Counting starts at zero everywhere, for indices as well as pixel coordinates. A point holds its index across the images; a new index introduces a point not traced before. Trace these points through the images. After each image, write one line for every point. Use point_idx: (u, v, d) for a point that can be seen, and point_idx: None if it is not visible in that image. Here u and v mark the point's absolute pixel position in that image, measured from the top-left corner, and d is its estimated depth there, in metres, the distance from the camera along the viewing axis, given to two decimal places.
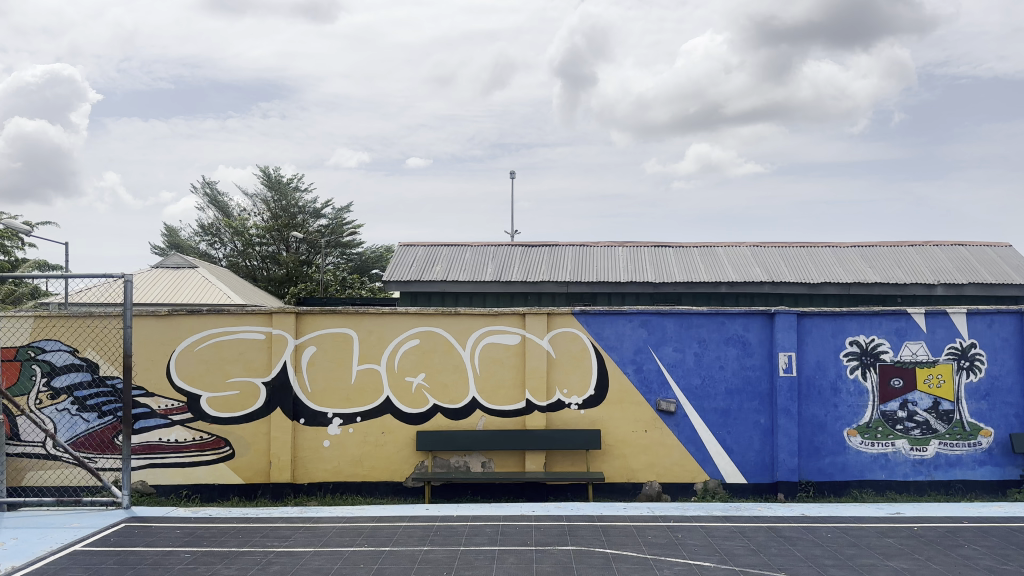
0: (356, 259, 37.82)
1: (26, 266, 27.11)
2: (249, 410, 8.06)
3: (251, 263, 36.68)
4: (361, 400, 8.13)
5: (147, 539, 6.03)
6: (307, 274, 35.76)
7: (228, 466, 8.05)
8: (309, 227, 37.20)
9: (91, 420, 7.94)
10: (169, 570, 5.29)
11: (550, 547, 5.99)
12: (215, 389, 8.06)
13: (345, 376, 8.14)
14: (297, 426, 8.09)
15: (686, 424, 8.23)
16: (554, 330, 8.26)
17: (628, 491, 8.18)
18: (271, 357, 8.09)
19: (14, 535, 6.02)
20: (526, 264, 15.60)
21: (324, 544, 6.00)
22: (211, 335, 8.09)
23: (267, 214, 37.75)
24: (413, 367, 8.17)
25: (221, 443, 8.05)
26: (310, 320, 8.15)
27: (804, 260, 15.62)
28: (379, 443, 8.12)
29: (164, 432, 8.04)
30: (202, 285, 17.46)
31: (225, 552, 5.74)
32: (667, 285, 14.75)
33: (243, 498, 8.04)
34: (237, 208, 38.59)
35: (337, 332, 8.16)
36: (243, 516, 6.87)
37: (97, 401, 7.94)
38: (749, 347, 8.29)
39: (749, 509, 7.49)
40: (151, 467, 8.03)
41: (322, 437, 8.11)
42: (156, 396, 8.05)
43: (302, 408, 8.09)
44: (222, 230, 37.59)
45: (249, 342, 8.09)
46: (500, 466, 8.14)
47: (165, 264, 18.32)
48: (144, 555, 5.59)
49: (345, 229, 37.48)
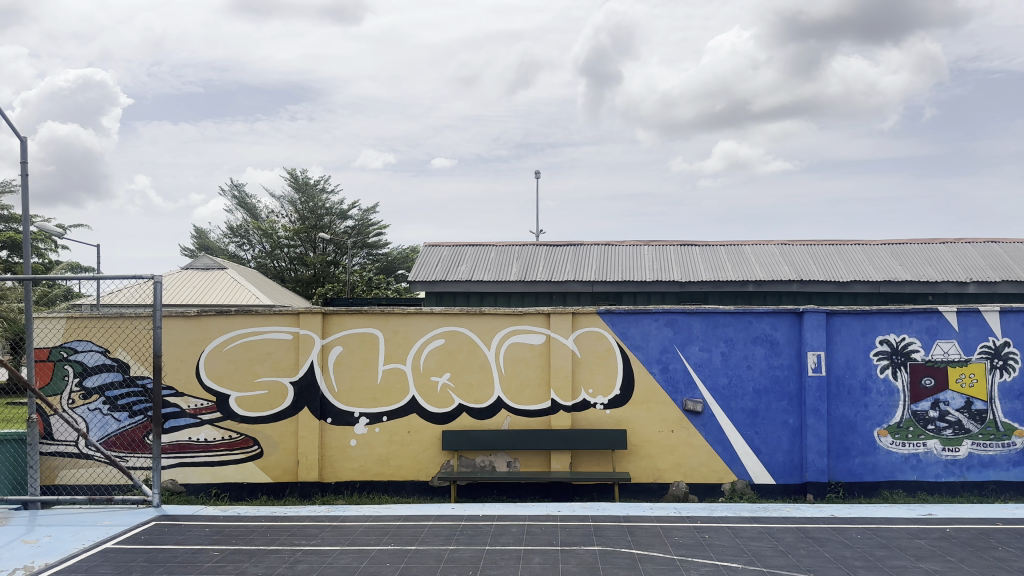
0: (382, 259, 38.10)
1: (61, 268, 27.74)
2: (277, 409, 8.14)
3: (279, 264, 37.08)
4: (387, 400, 8.17)
5: (177, 537, 6.11)
6: (334, 275, 36.08)
7: (256, 465, 8.13)
8: (336, 228, 37.53)
9: (122, 419, 8.06)
10: (199, 568, 5.36)
11: (576, 547, 5.97)
12: (243, 389, 8.15)
13: (371, 376, 8.18)
14: (324, 426, 8.15)
15: (713, 424, 8.16)
16: (579, 330, 8.23)
17: (654, 491, 8.13)
18: (299, 357, 8.16)
19: (48, 533, 6.13)
20: (550, 263, 15.59)
21: (351, 543, 6.04)
22: (239, 336, 8.18)
23: (294, 216, 38.12)
24: (438, 367, 8.19)
25: (249, 442, 8.14)
26: (336, 320, 8.21)
27: (833, 258, 15.42)
28: (405, 442, 8.15)
29: (194, 432, 8.14)
30: (231, 286, 17.69)
31: (253, 550, 5.80)
32: (694, 285, 14.65)
33: (272, 496, 8.12)
34: (265, 210, 39.07)
35: (362, 332, 8.21)
36: (271, 515, 6.93)
37: (128, 401, 8.06)
38: (777, 346, 8.20)
39: (777, 510, 7.41)
40: (180, 466, 8.13)
41: (349, 436, 8.16)
42: (186, 396, 8.15)
43: (329, 407, 8.15)
44: (250, 232, 38.08)
45: (277, 342, 8.17)
46: (526, 466, 8.14)
47: (195, 266, 18.59)
48: (174, 553, 5.67)
49: (371, 230, 37.74)
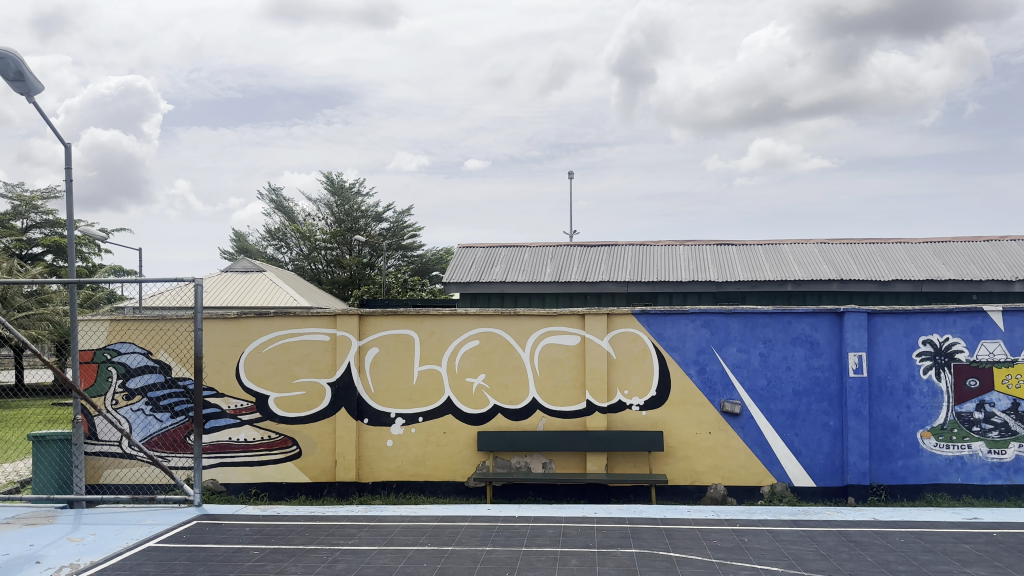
0: (417, 261, 38.37)
1: (104, 272, 28.41)
2: (315, 410, 8.22)
3: (316, 266, 37.55)
4: (423, 400, 8.20)
5: (218, 536, 6.20)
6: (370, 277, 36.42)
7: (295, 465, 8.23)
8: (371, 230, 37.88)
9: (164, 420, 8.21)
10: (239, 566, 5.43)
11: (613, 549, 5.94)
12: (282, 389, 8.26)
13: (406, 376, 8.23)
14: (361, 426, 8.22)
15: (752, 426, 8.05)
16: (614, 330, 8.18)
17: (692, 493, 8.05)
18: (336, 358, 8.23)
19: (93, 531, 6.27)
20: (585, 264, 15.53)
21: (388, 543, 6.08)
22: (278, 337, 8.28)
23: (331, 219, 38.53)
24: (474, 368, 8.20)
25: (288, 442, 8.24)
26: (372, 322, 8.27)
27: (873, 256, 15.12)
28: (440, 442, 8.18)
29: (234, 432, 8.26)
30: (270, 288, 17.93)
31: (292, 549, 5.87)
32: (731, 285, 14.47)
33: (310, 496, 8.21)
34: (302, 213, 39.61)
35: (398, 333, 8.25)
36: (310, 515, 7.01)
37: (170, 401, 8.22)
38: (817, 347, 8.06)
39: (818, 513, 7.28)
40: (221, 466, 8.26)
41: (386, 437, 8.21)
42: (226, 396, 8.29)
43: (365, 408, 8.21)
44: (288, 235, 38.63)
45: (314, 343, 8.26)
46: (562, 468, 8.12)
47: (234, 268, 18.88)
48: (215, 551, 5.76)
49: (406, 233, 38.02)
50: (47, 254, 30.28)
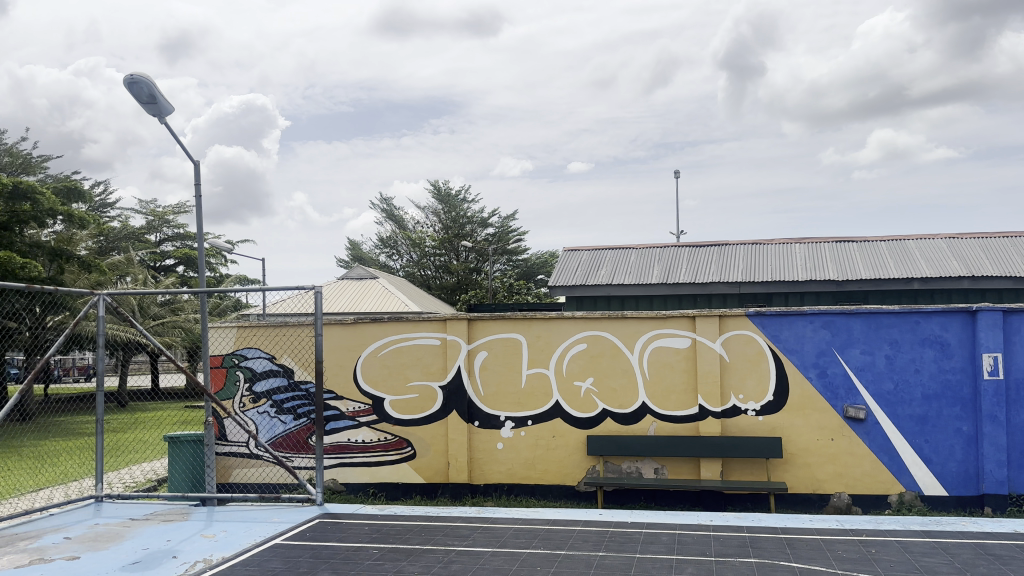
0: (522, 265, 38.70)
1: (230, 281, 30.17)
2: (427, 412, 8.41)
3: (425, 273, 38.49)
4: (531, 404, 8.24)
5: (339, 535, 6.43)
6: (477, 282, 37.00)
7: (409, 466, 8.44)
8: (477, 236, 38.51)
9: (288, 421, 8.61)
10: (360, 564, 5.61)
11: (730, 558, 5.76)
12: (396, 392, 8.49)
13: (515, 380, 8.28)
14: (472, 428, 8.34)
15: (877, 432, 7.63)
16: (727, 333, 7.94)
17: (813, 502, 7.72)
18: (446, 362, 8.39)
19: (225, 527, 6.63)
20: (694, 264, 15.21)
21: (502, 545, 6.13)
22: (391, 341, 8.51)
23: (438, 225, 39.35)
24: (582, 371, 8.17)
25: (402, 444, 8.46)
26: (481, 326, 8.37)
27: (1010, 251, 14.06)
28: (550, 446, 8.19)
29: (352, 433, 8.56)
30: (383, 293, 18.53)
31: (409, 549, 6.02)
32: (851, 283, 13.81)
33: (425, 497, 8.40)
34: (411, 221, 40.73)
35: (506, 337, 8.32)
36: (425, 515, 7.16)
37: (292, 404, 8.61)
38: (948, 349, 7.56)
39: (953, 524, 6.82)
40: (340, 466, 8.58)
41: (496, 439, 8.30)
42: (344, 399, 8.60)
43: (476, 411, 8.33)
44: (398, 242, 39.83)
45: (426, 347, 8.45)
46: (674, 473, 7.97)
47: (349, 276, 19.60)
48: (337, 549, 5.98)
49: (511, 237, 38.41)
50: (179, 265, 32.35)
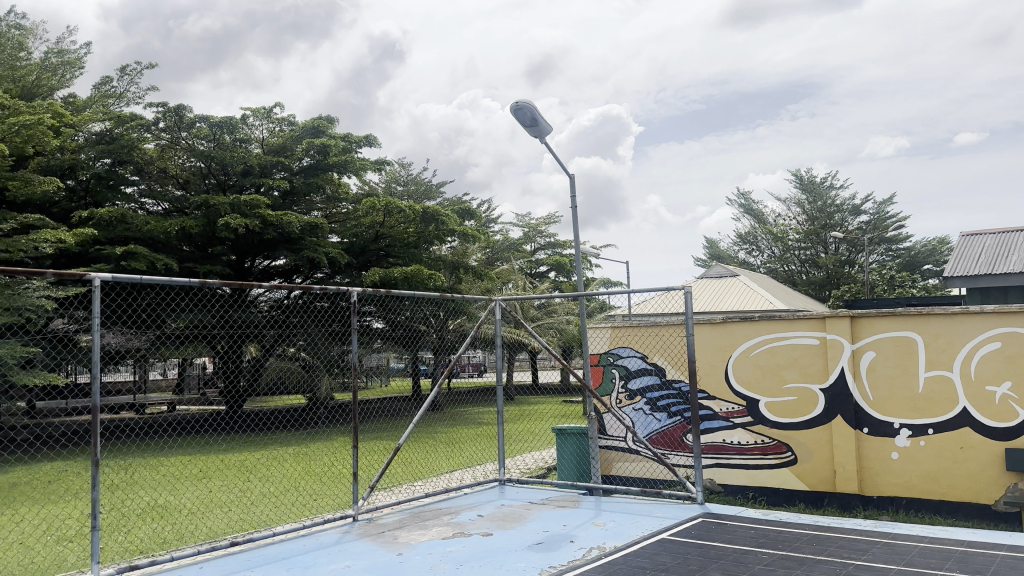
0: (904, 255, 34.79)
1: (596, 284, 31.89)
2: (808, 416, 7.98)
3: (790, 268, 36.53)
4: (931, 411, 7.34)
5: (724, 536, 6.39)
6: (850, 275, 34.08)
7: (791, 472, 8.08)
8: (848, 225, 35.63)
9: (663, 419, 8.83)
10: (751, 568, 5.49)
11: None
12: (772, 394, 8.21)
13: (910, 385, 7.46)
14: (860, 435, 7.71)
15: None
16: None
17: None
18: (827, 363, 7.87)
19: (613, 518, 7.03)
20: None
21: (909, 564, 5.55)
22: (765, 340, 8.24)
23: (801, 216, 37.27)
24: (996, 375, 7.05)
25: (783, 447, 8.13)
26: (866, 325, 7.71)
27: None
28: (957, 458, 7.20)
29: (727, 434, 8.47)
30: (744, 290, 18.14)
31: (802, 558, 5.75)
32: None
33: (809, 506, 7.95)
34: (772, 214, 39.09)
35: (897, 336, 7.53)
36: (813, 524, 6.79)
37: (667, 402, 8.81)
38: None
39: None
40: (718, 466, 8.52)
41: (889, 449, 7.56)
42: (717, 399, 8.55)
43: (864, 417, 7.69)
44: (759, 238, 38.50)
45: (803, 348, 8.03)
46: None
47: (711, 275, 19.48)
48: (724, 551, 5.94)
49: (889, 224, 34.71)
50: (551, 271, 35.13)
